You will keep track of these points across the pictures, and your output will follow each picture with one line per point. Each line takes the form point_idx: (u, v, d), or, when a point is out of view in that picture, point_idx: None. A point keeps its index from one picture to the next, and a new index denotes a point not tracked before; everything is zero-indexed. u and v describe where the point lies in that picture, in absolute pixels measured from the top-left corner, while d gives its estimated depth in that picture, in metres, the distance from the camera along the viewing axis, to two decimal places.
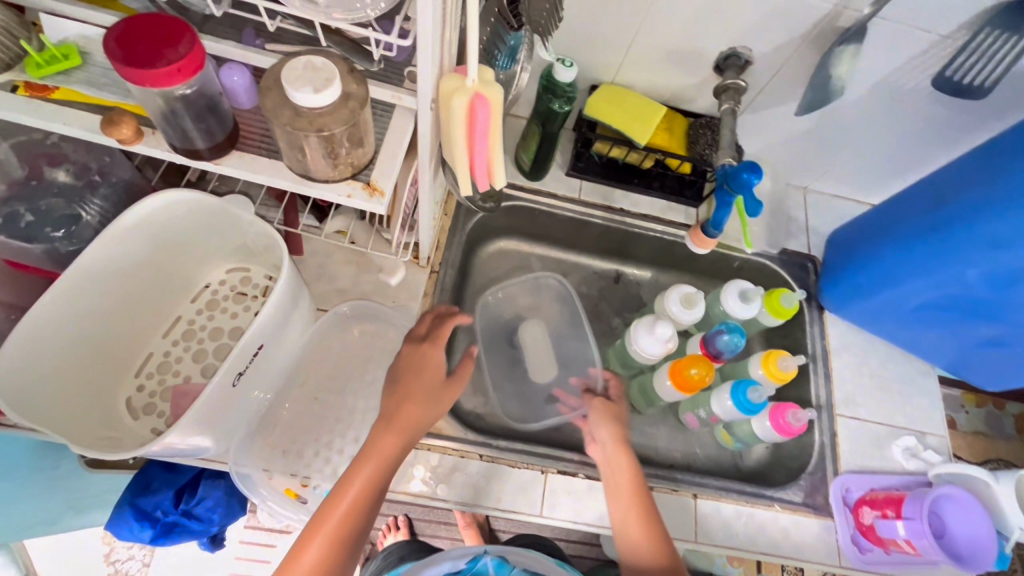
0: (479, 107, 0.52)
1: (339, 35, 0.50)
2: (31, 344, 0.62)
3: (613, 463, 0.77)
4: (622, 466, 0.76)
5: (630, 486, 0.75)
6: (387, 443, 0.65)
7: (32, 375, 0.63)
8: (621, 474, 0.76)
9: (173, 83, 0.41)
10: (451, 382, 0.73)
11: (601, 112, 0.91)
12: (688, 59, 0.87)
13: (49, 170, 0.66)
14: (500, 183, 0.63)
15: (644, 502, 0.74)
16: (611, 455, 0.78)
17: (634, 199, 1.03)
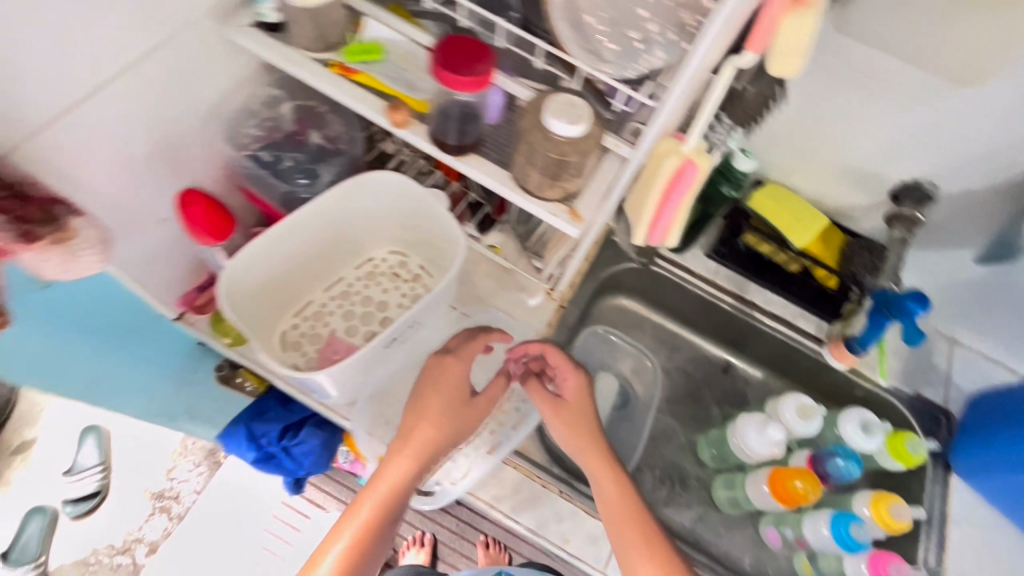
0: (687, 171, 0.57)
1: (590, 83, 0.55)
2: (244, 263, 0.74)
3: (595, 472, 0.71)
4: (601, 472, 0.71)
5: (618, 496, 0.70)
6: (421, 438, 0.68)
7: (234, 287, 0.74)
8: (605, 482, 0.70)
9: (461, 89, 0.49)
10: (471, 406, 0.72)
11: (764, 207, 0.95)
12: (867, 180, 0.89)
13: (312, 131, 0.76)
14: (671, 243, 0.66)
15: (636, 512, 0.68)
16: (592, 462, 0.72)
17: (769, 297, 1.02)
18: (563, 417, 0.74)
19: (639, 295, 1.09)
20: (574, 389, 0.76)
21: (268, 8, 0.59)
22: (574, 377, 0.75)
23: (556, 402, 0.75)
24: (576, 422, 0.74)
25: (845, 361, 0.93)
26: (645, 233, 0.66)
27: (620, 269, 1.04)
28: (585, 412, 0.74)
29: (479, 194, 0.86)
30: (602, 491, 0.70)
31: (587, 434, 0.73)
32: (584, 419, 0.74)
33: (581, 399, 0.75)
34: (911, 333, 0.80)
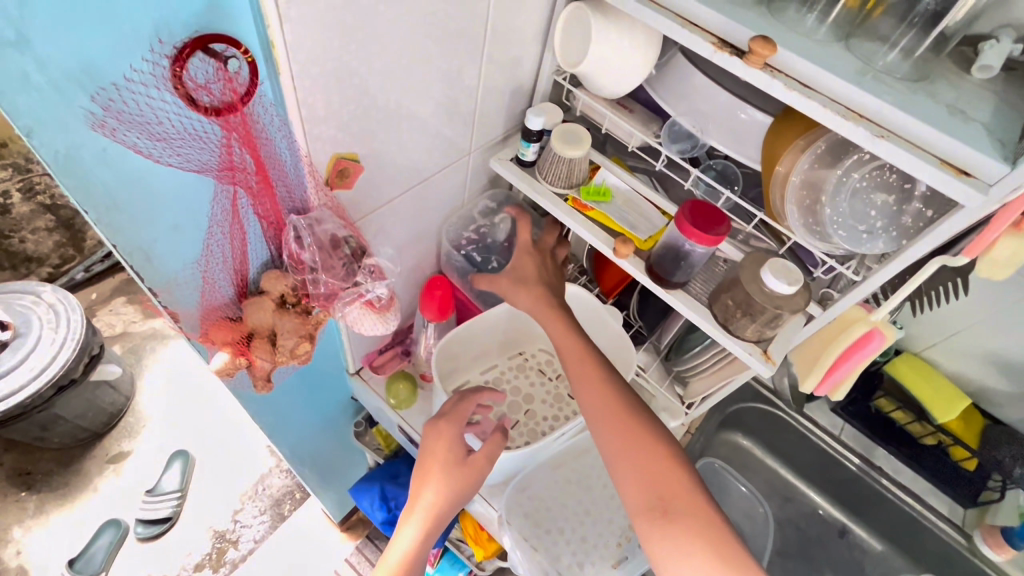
0: (874, 339, 0.64)
1: (794, 251, 0.66)
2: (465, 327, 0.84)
3: (600, 425, 0.65)
4: (631, 429, 0.63)
5: (630, 450, 0.62)
6: (431, 498, 0.69)
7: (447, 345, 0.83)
8: (621, 437, 0.63)
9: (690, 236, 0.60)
10: (549, 318, 0.73)
11: (905, 374, 0.97)
12: (1015, 371, 0.91)
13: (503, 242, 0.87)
14: (836, 397, 0.71)
15: (667, 472, 0.61)
16: (596, 414, 0.65)
17: (896, 465, 1.01)
18: (553, 328, 0.73)
19: (755, 435, 1.11)
20: (561, 331, 0.72)
21: (529, 150, 0.74)
22: (556, 325, 0.73)
23: (583, 367, 0.69)
24: (555, 327, 0.73)
25: (1005, 553, 0.90)
26: (815, 381, 0.71)
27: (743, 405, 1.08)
28: (577, 335, 0.72)
29: (636, 316, 0.96)
30: (611, 445, 0.63)
31: (614, 401, 0.66)
32: (572, 339, 0.71)
33: (549, 319, 0.74)
34: None
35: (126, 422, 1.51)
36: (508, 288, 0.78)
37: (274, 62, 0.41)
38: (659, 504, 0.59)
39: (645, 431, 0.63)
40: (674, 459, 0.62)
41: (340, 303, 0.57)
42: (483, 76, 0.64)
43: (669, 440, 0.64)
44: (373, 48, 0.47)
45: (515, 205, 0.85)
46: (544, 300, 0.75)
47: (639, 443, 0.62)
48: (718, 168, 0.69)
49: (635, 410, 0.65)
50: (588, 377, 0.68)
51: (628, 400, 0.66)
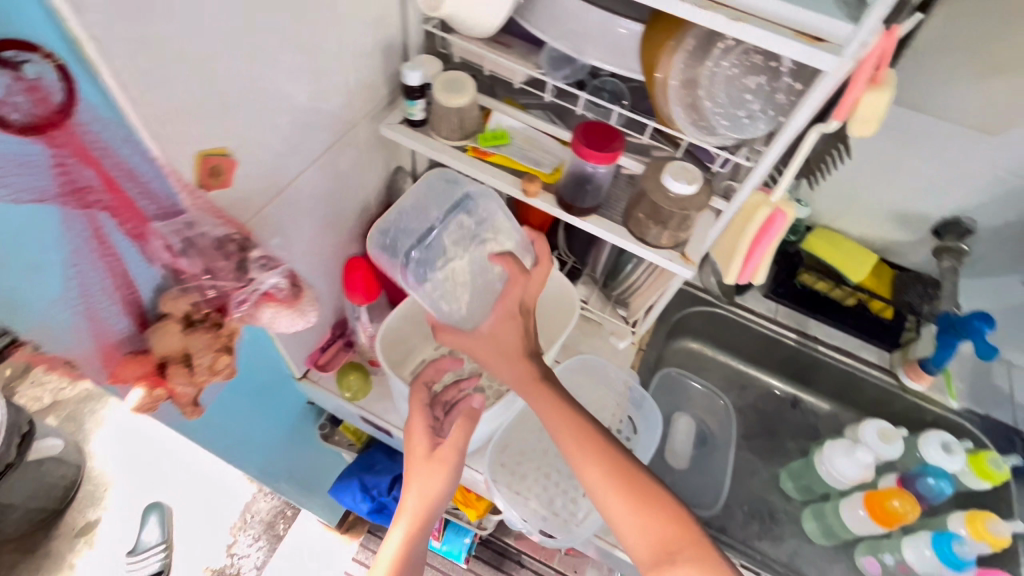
0: (776, 219, 0.67)
1: (691, 152, 0.67)
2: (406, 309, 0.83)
3: (592, 484, 0.63)
4: (623, 482, 0.62)
5: (625, 502, 0.61)
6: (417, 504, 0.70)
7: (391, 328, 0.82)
8: (615, 492, 0.62)
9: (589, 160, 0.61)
10: (532, 381, 0.67)
11: (817, 246, 1.04)
12: (913, 222, 0.99)
13: None
14: (759, 280, 0.76)
15: (669, 524, 0.61)
16: (586, 471, 0.63)
17: (830, 331, 1.10)
18: (526, 390, 0.67)
19: (705, 336, 1.17)
20: (534, 393, 0.67)
21: (418, 109, 0.70)
22: (530, 384, 0.67)
23: (560, 425, 0.65)
24: (523, 380, 0.67)
25: (924, 380, 1.00)
26: (738, 270, 0.74)
27: (688, 311, 1.12)
28: (550, 388, 0.67)
29: (569, 254, 0.97)
30: (608, 502, 0.62)
31: (608, 461, 0.63)
32: (554, 400, 0.66)
33: (511, 371, 0.67)
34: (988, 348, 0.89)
35: (85, 491, 1.41)
36: (487, 358, 0.68)
37: (86, 62, 0.37)
38: (665, 552, 0.59)
39: (634, 479, 0.63)
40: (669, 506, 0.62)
41: (235, 304, 0.54)
42: (343, 39, 0.60)
43: (658, 488, 0.63)
44: (204, 28, 0.43)
45: (505, 258, 0.70)
46: (529, 368, 0.67)
47: (631, 497, 0.62)
48: (605, 86, 0.69)
49: (619, 458, 0.64)
50: (569, 435, 0.65)
51: (610, 449, 0.65)
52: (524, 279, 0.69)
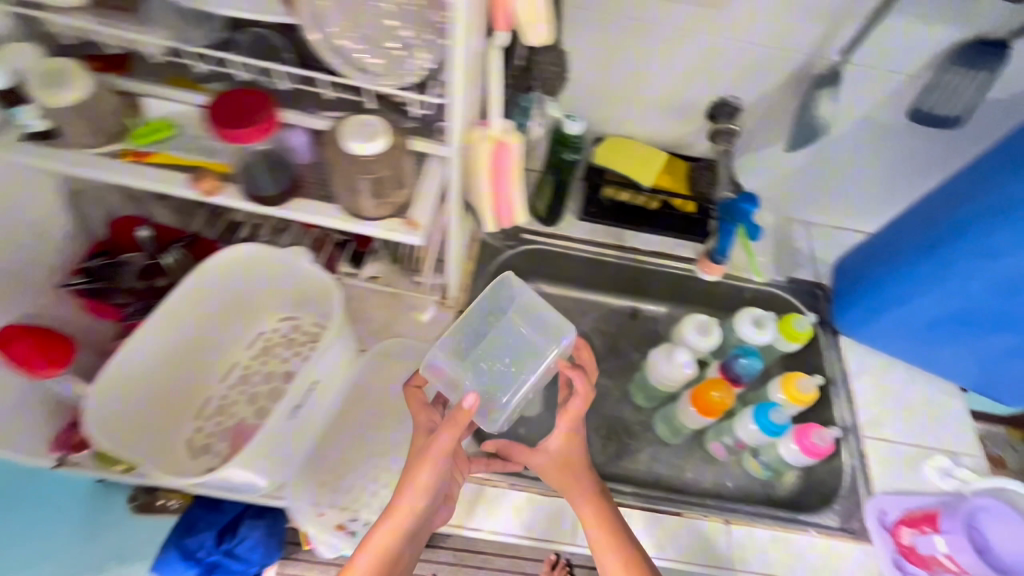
0: (500, 153, 0.60)
1: (383, 99, 0.57)
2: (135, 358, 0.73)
3: (599, 547, 0.70)
4: (615, 551, 0.69)
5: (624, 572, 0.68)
6: (380, 536, 0.64)
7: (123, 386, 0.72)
8: (606, 556, 0.69)
9: (244, 141, 0.49)
10: (569, 465, 0.73)
11: (609, 158, 1.00)
12: (688, 111, 0.97)
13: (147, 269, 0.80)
14: (521, 218, 0.70)
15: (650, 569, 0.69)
16: (597, 537, 0.70)
17: (645, 238, 1.09)
18: (554, 448, 0.74)
19: (535, 275, 1.13)
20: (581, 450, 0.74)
21: (30, 117, 0.55)
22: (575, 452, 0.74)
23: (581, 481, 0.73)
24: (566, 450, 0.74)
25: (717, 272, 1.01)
26: (492, 211, 0.67)
27: (508, 256, 1.07)
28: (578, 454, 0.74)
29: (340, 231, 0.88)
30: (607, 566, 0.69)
31: (596, 517, 0.71)
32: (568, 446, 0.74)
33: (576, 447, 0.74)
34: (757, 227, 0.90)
35: None
36: (545, 469, 0.74)
37: None
38: None
39: (626, 557, 0.69)
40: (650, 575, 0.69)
41: None
42: None
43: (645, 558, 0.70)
44: None
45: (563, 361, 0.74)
46: (554, 460, 0.74)
47: (630, 568, 0.68)
48: (259, 39, 0.56)
49: (620, 530, 0.71)
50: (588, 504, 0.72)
51: (621, 524, 0.72)
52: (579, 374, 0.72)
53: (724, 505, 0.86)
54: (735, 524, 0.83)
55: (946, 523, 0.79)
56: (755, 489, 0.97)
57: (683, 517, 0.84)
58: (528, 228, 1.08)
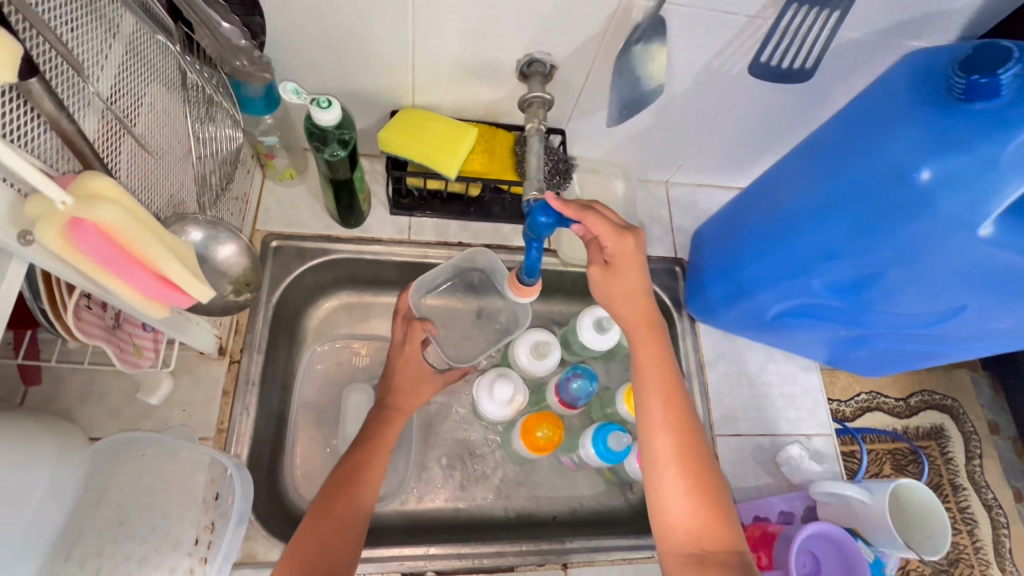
0: (79, 238, 0.37)
1: None
2: None
3: (652, 427, 0.64)
4: (673, 431, 0.63)
5: (669, 451, 0.62)
6: (378, 465, 0.70)
7: None
8: (675, 439, 0.63)
9: None
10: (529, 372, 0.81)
11: (397, 142, 0.75)
12: (491, 74, 0.74)
13: None
14: (206, 295, 0.47)
15: (693, 450, 0.62)
16: (651, 417, 0.64)
17: (474, 229, 0.90)
18: (308, 545, 0.60)
19: (346, 287, 0.91)
20: (352, 547, 0.62)
21: None
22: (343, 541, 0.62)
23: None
24: (328, 540, 0.61)
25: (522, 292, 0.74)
26: (150, 300, 0.45)
27: (300, 274, 0.85)
28: (353, 540, 0.63)
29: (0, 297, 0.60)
30: (658, 448, 0.63)
31: (671, 404, 0.64)
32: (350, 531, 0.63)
33: (343, 537, 0.62)
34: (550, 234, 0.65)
35: None
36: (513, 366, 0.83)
37: None
38: (698, 468, 0.62)
39: (686, 426, 0.64)
40: (697, 447, 0.63)
41: None
42: None
43: (693, 429, 0.64)
44: None
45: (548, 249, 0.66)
46: (641, 311, 0.67)
47: (682, 444, 0.63)
48: None
49: (682, 403, 0.65)
50: (650, 373, 0.66)
51: (681, 397, 0.65)
52: (635, 240, 0.66)
53: (563, 550, 0.77)
54: (572, 568, 0.76)
55: (778, 551, 0.69)
56: (613, 498, 0.89)
57: (514, 572, 0.75)
58: (320, 236, 0.85)
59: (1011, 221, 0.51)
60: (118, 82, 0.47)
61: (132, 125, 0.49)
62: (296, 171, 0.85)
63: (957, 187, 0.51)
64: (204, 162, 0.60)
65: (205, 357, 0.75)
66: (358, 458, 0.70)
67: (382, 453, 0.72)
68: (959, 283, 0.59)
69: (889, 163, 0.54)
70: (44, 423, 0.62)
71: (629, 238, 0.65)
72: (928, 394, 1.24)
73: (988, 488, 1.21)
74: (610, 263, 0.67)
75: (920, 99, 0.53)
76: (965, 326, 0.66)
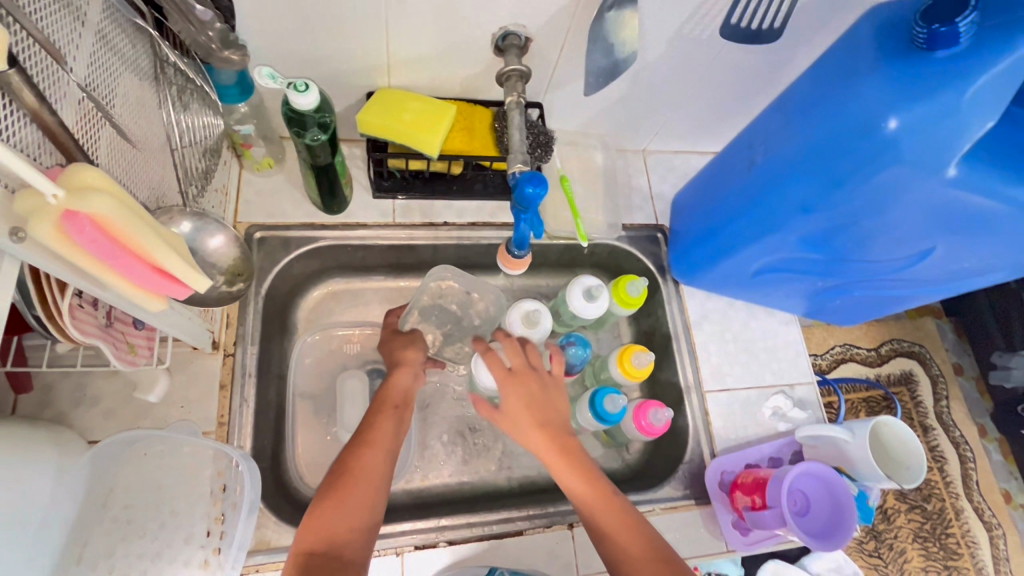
0: (75, 230, 0.37)
1: None
2: None
3: (609, 538, 0.65)
4: (621, 530, 0.65)
5: (635, 552, 0.64)
6: (387, 429, 0.70)
7: None
8: (625, 536, 0.65)
9: None
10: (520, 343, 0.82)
11: (375, 125, 0.75)
12: (466, 50, 0.74)
13: None
14: (202, 285, 0.47)
15: (649, 541, 0.65)
16: (602, 531, 0.66)
17: (458, 208, 0.91)
18: (327, 507, 0.62)
19: (334, 275, 0.91)
20: (370, 507, 0.63)
21: None
22: (360, 499, 0.63)
23: (345, 552, 0.60)
24: (350, 492, 0.63)
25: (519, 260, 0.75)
26: (149, 293, 0.45)
27: (287, 265, 0.84)
28: (376, 491, 0.65)
29: None
30: (624, 555, 0.64)
31: (613, 508, 0.67)
32: (369, 489, 0.64)
33: (362, 496, 0.63)
34: (536, 197, 0.65)
35: None
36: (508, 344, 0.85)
37: None
38: (661, 551, 0.64)
39: (636, 524, 0.66)
40: (654, 537, 0.66)
41: None
42: None
43: (640, 519, 0.67)
44: None
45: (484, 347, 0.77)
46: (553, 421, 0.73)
47: (640, 539, 0.65)
48: None
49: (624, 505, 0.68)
50: (587, 487, 0.68)
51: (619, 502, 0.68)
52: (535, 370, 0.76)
53: (568, 510, 0.80)
54: (578, 528, 0.79)
55: (771, 491, 0.73)
56: None
57: (524, 535, 0.78)
58: (304, 223, 0.84)
59: (974, 163, 0.55)
60: (91, 72, 0.46)
61: (111, 116, 0.48)
62: (273, 159, 0.84)
63: (922, 132, 0.54)
64: (185, 153, 0.59)
65: (198, 352, 0.74)
66: (368, 428, 0.70)
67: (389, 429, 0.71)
68: (927, 226, 0.62)
69: (859, 114, 0.56)
70: (39, 430, 0.61)
71: (518, 378, 0.74)
72: (897, 342, 1.31)
73: (955, 427, 1.29)
74: (512, 370, 0.75)
75: (882, 52, 0.55)
76: (931, 267, 0.70)
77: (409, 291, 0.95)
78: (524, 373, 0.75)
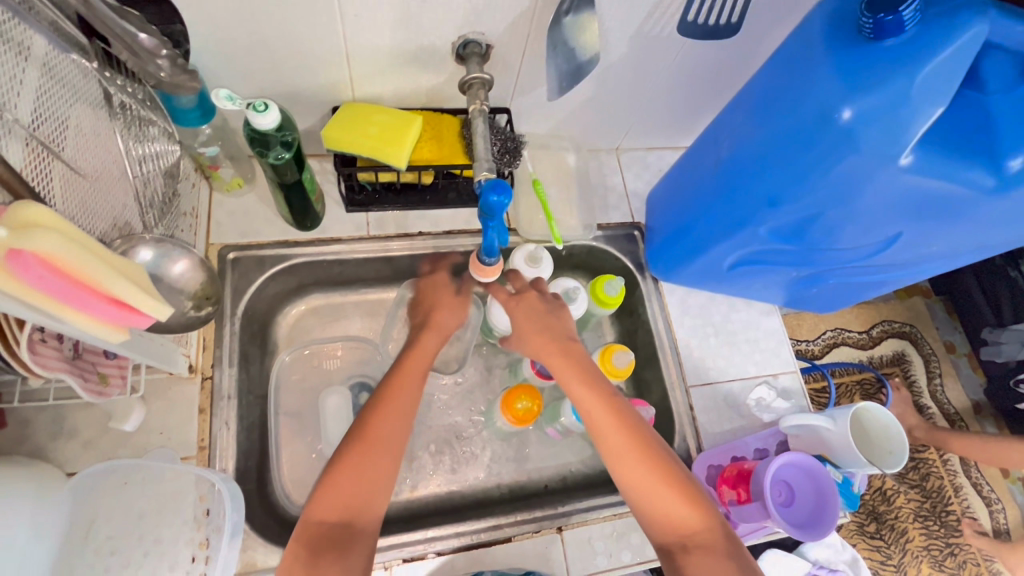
0: (20, 268, 0.37)
1: None
2: None
3: (617, 455, 0.65)
4: (627, 445, 0.65)
5: (638, 465, 0.64)
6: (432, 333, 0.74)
7: None
8: (632, 452, 0.64)
9: None
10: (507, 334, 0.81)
11: (340, 139, 0.75)
12: (428, 60, 0.74)
13: None
14: (163, 312, 0.47)
15: (655, 454, 0.65)
16: (610, 445, 0.65)
17: (433, 217, 0.91)
18: (382, 429, 0.64)
19: (312, 291, 0.91)
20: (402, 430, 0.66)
21: None
22: (397, 429, 0.65)
23: (380, 482, 0.63)
24: (393, 410, 0.66)
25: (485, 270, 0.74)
26: (108, 325, 0.44)
27: (263, 285, 0.84)
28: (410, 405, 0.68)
29: None
30: (626, 466, 0.64)
31: (619, 421, 0.66)
32: (402, 413, 0.66)
33: (394, 428, 0.65)
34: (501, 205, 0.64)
35: None
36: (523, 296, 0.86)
37: None
38: (665, 463, 0.64)
39: (641, 438, 0.65)
40: (658, 449, 0.65)
41: None
42: None
43: (646, 431, 0.67)
44: None
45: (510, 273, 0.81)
46: (555, 342, 0.73)
47: (643, 453, 0.64)
48: None
49: (631, 418, 0.67)
50: (592, 403, 0.68)
51: (626, 415, 0.67)
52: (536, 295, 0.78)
53: (556, 514, 0.80)
54: (567, 530, 0.79)
55: (754, 484, 0.74)
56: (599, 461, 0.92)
57: (513, 541, 0.78)
58: (278, 241, 0.84)
59: (930, 150, 0.55)
60: (38, 106, 0.46)
61: (60, 151, 0.48)
62: (243, 179, 0.84)
63: (875, 123, 0.54)
64: (144, 183, 0.59)
65: (175, 378, 0.74)
66: (401, 367, 0.70)
67: (391, 405, 0.66)
68: (892, 213, 0.62)
69: (813, 106, 0.57)
70: (14, 466, 0.60)
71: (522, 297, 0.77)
72: (888, 323, 1.31)
73: (948, 403, 1.30)
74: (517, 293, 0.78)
75: (830, 44, 0.56)
76: (901, 253, 0.70)
77: (389, 303, 0.95)
78: (531, 298, 0.77)
